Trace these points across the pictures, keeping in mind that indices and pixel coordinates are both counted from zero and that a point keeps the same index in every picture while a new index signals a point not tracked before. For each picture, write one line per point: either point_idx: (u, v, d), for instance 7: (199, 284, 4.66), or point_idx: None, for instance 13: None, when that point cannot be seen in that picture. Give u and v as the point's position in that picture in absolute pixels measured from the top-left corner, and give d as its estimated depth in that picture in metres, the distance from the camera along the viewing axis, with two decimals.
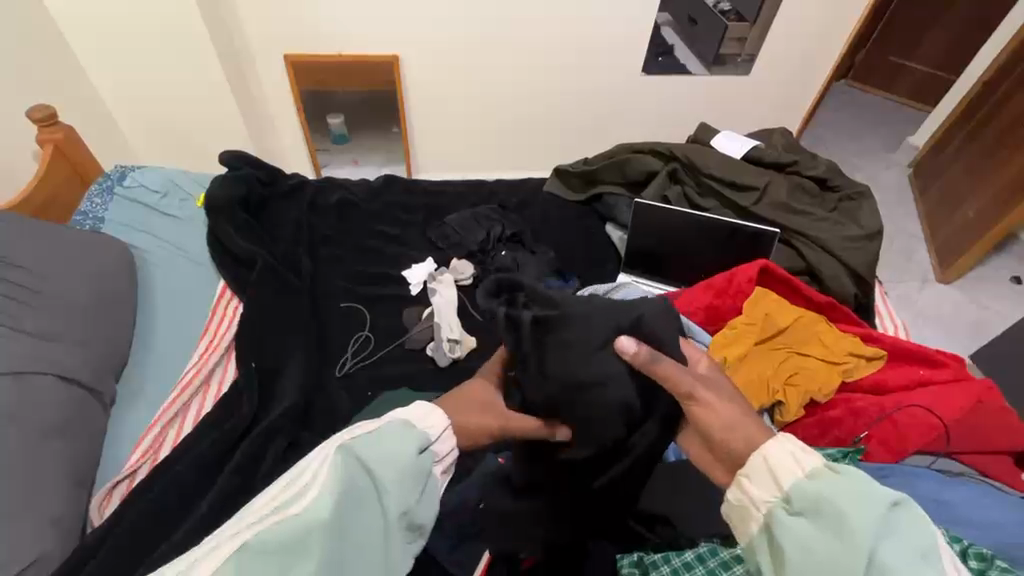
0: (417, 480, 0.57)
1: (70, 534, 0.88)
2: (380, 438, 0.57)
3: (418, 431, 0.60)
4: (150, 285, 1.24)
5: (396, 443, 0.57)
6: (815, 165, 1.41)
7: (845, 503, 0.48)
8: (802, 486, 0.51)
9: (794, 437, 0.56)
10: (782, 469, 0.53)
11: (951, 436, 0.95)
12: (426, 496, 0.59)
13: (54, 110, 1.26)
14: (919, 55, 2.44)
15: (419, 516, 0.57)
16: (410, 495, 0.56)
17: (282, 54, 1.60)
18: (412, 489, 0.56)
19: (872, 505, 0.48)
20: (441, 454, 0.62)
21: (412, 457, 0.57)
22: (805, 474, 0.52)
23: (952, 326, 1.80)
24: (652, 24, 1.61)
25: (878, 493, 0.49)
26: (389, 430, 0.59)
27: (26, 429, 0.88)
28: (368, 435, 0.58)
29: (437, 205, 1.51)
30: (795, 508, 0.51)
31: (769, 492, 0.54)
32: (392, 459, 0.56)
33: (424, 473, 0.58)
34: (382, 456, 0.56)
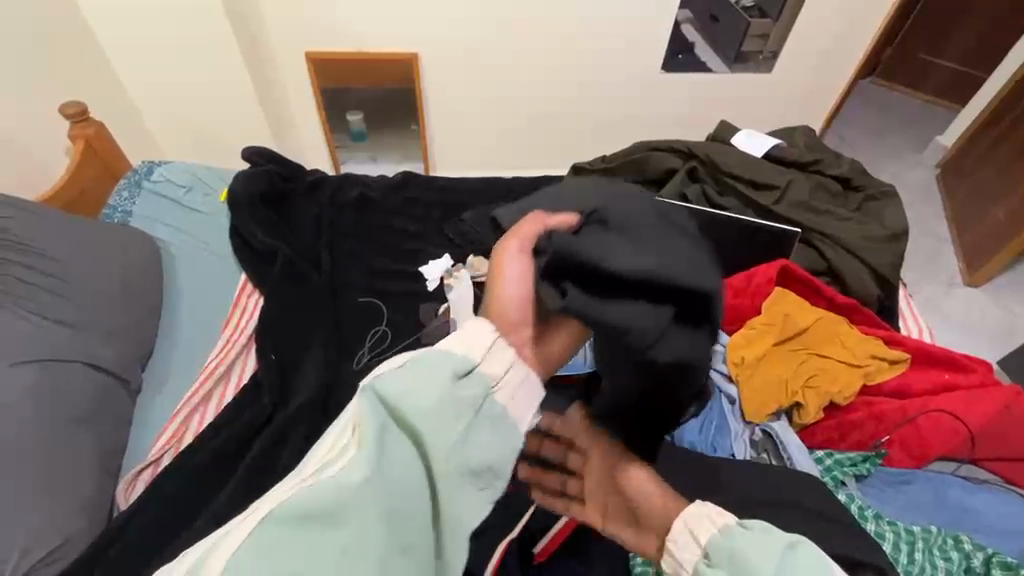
0: (459, 417, 0.47)
1: (97, 516, 0.91)
2: (410, 372, 0.48)
3: (458, 356, 0.49)
4: (174, 277, 1.27)
5: (428, 377, 0.47)
6: (838, 164, 1.39)
7: (752, 554, 0.48)
8: (716, 542, 0.51)
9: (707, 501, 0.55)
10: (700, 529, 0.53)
11: (976, 443, 0.94)
12: (485, 429, 0.49)
13: (85, 106, 1.31)
14: (947, 52, 2.37)
15: (480, 459, 0.48)
16: (453, 434, 0.47)
17: (303, 52, 1.63)
18: (456, 427, 0.47)
19: (767, 550, 0.48)
20: (498, 376, 0.51)
21: (448, 392, 0.47)
22: (717, 529, 0.52)
23: (979, 331, 1.76)
24: (672, 21, 1.60)
25: (772, 536, 0.49)
26: (419, 360, 0.49)
27: (55, 414, 0.91)
28: (397, 370, 0.48)
29: (454, 202, 1.52)
30: (714, 563, 0.50)
31: (692, 553, 0.52)
32: (423, 398, 0.47)
33: (472, 406, 0.48)
34: (410, 393, 0.47)
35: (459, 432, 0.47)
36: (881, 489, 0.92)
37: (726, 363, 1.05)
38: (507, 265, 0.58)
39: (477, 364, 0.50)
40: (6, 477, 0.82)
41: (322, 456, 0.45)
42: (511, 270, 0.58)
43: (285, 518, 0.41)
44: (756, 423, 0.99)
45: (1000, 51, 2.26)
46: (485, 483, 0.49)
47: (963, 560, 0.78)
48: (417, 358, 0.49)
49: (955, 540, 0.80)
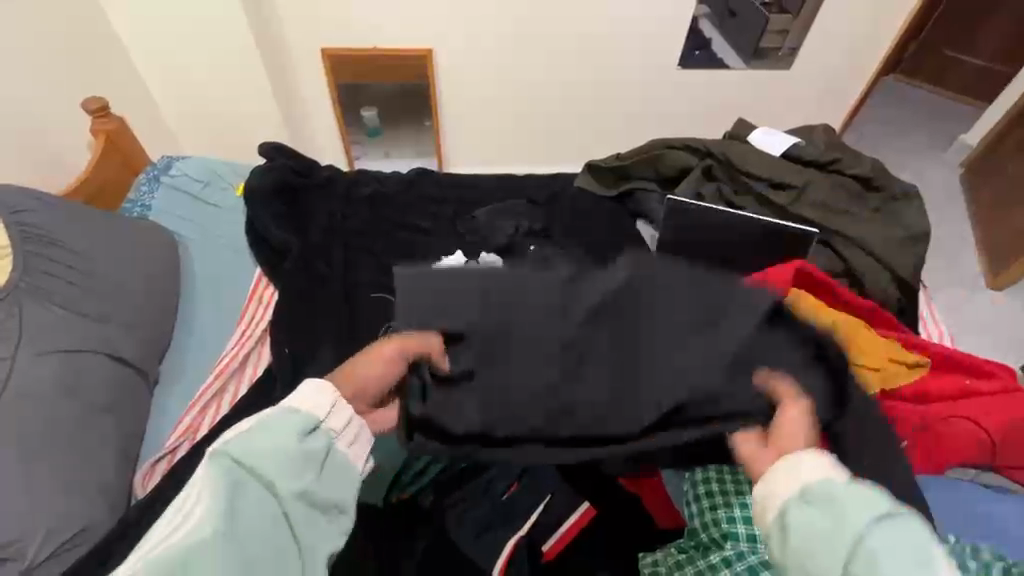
0: (309, 463, 0.59)
1: (116, 504, 0.93)
2: (253, 434, 0.59)
3: (302, 414, 0.61)
4: (191, 271, 1.29)
5: (275, 434, 0.59)
6: (859, 164, 1.35)
7: (852, 504, 0.54)
8: (814, 484, 0.56)
9: (815, 456, 0.58)
10: (804, 471, 0.57)
11: (998, 451, 0.92)
12: (331, 472, 0.61)
13: (107, 101, 1.33)
14: (974, 49, 2.31)
15: (328, 498, 0.60)
16: (305, 477, 0.58)
17: (320, 48, 1.64)
18: (305, 472, 0.59)
19: (867, 511, 0.53)
20: (339, 431, 0.63)
21: (295, 445, 0.59)
22: (808, 478, 0.56)
23: (1000, 335, 1.72)
24: (688, 15, 1.57)
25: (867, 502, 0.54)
26: (269, 422, 0.60)
27: (79, 404, 0.93)
28: (243, 436, 0.58)
29: (467, 198, 1.52)
30: (806, 501, 0.55)
31: (783, 489, 0.57)
32: (271, 452, 0.58)
33: (316, 454, 0.60)
34: (256, 451, 0.57)
35: (311, 476, 0.59)
36: None
37: None
38: (381, 364, 0.70)
39: (321, 420, 0.62)
40: (30, 465, 0.84)
41: (175, 518, 0.54)
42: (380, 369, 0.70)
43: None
44: None
45: None
46: (333, 518, 0.61)
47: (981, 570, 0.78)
48: (264, 419, 0.60)
49: (974, 550, 0.80)
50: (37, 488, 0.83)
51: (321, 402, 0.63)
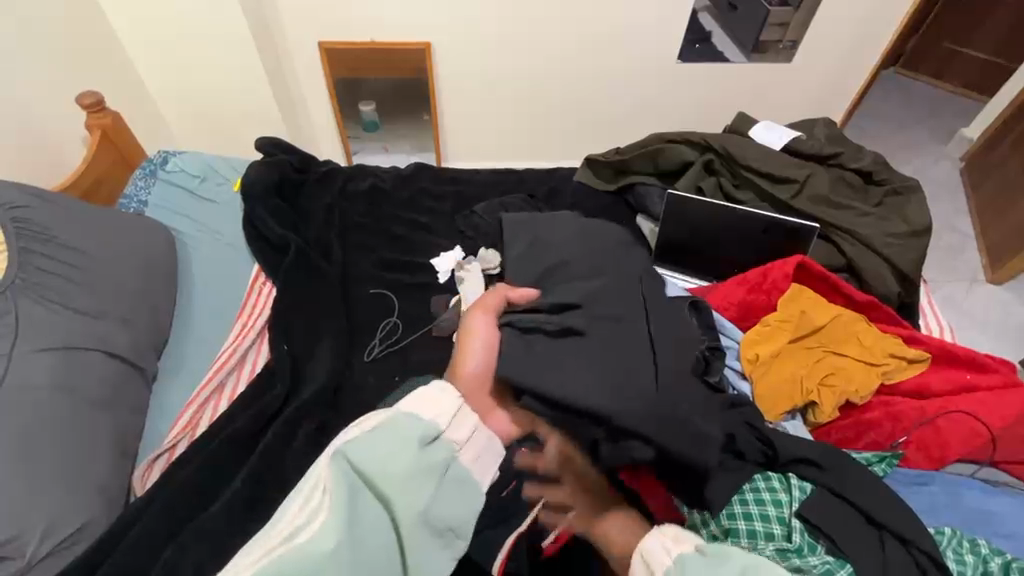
0: (429, 474, 0.60)
1: (116, 501, 0.93)
2: (378, 439, 0.60)
3: (426, 423, 0.62)
4: (189, 267, 1.28)
5: (397, 440, 0.60)
6: (860, 157, 1.35)
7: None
8: (668, 573, 0.55)
9: (666, 529, 0.61)
10: (656, 556, 0.58)
11: (999, 445, 0.92)
12: (449, 485, 0.61)
13: (100, 96, 1.31)
14: (975, 42, 2.30)
15: (443, 512, 0.60)
16: (424, 490, 0.59)
17: (316, 42, 1.62)
18: (424, 485, 0.59)
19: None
20: (461, 441, 0.64)
21: (417, 454, 0.60)
22: (671, 561, 0.56)
23: (1000, 330, 1.71)
24: (689, 8, 1.56)
25: (726, 560, 0.52)
26: (392, 427, 0.61)
27: (76, 402, 0.92)
28: (363, 440, 0.59)
29: (465, 194, 1.51)
30: None
31: None
32: (394, 460, 0.58)
33: (436, 466, 0.61)
34: (381, 458, 0.58)
35: (430, 490, 0.59)
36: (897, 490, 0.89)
37: (740, 360, 1.04)
38: (478, 344, 0.84)
39: (441, 431, 0.63)
40: (26, 463, 0.83)
41: (303, 517, 0.53)
42: (482, 349, 0.83)
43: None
44: (770, 421, 0.98)
45: None
46: (444, 534, 0.60)
47: (980, 563, 0.76)
48: (388, 425, 0.61)
49: (971, 543, 0.78)
50: (34, 488, 0.82)
51: (442, 413, 0.64)
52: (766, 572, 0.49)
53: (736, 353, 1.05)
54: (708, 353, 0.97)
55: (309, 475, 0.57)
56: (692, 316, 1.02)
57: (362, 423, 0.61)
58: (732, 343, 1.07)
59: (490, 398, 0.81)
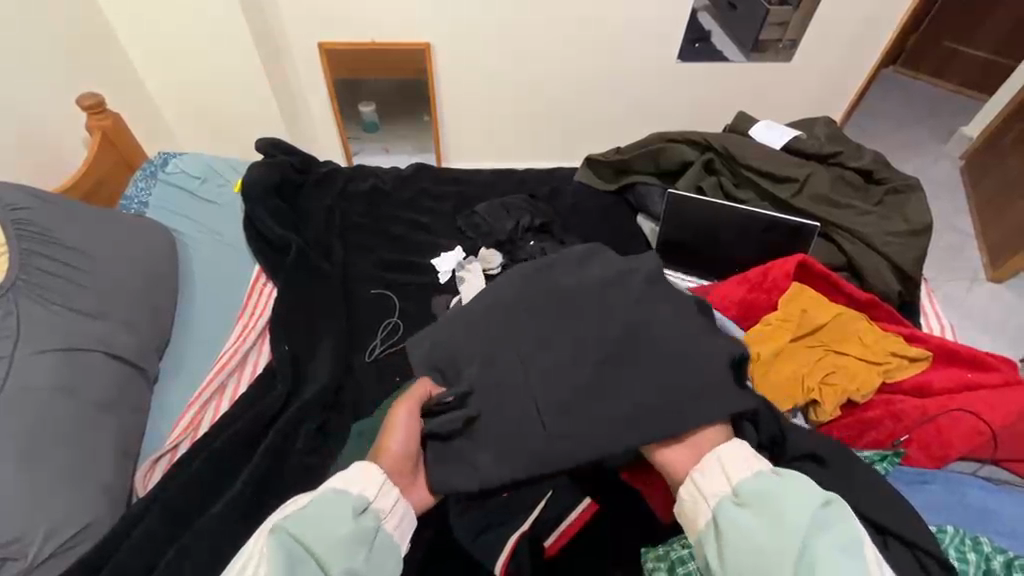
0: (360, 543, 0.60)
1: (118, 502, 0.93)
2: (308, 512, 0.60)
3: (354, 494, 0.63)
4: (190, 268, 1.28)
5: (331, 512, 0.61)
6: (860, 156, 1.36)
7: (784, 495, 0.58)
8: (747, 482, 0.61)
9: (742, 444, 0.66)
10: (736, 467, 0.63)
11: (1001, 443, 0.91)
12: (377, 555, 0.62)
13: (101, 97, 1.31)
14: (974, 41, 2.30)
15: None
16: (357, 558, 0.59)
17: (316, 43, 1.63)
18: (357, 552, 0.59)
19: (801, 498, 0.58)
20: (387, 509, 0.65)
21: (350, 522, 0.60)
22: (751, 473, 0.62)
23: (1000, 328, 1.71)
24: (688, 8, 1.56)
25: (808, 489, 0.59)
26: (322, 502, 0.61)
27: (79, 402, 0.93)
28: (296, 515, 0.60)
29: (466, 194, 1.51)
30: (741, 500, 0.60)
31: (718, 487, 0.62)
32: (327, 530, 0.59)
33: (368, 534, 0.61)
34: (313, 529, 0.58)
35: (362, 559, 0.59)
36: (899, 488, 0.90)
37: None
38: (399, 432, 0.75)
39: (370, 501, 0.64)
40: (28, 465, 0.83)
41: None
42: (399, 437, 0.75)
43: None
44: None
45: None
46: None
47: (982, 561, 0.76)
48: (319, 499, 0.62)
49: (974, 541, 0.78)
50: (36, 489, 0.82)
51: (369, 485, 0.65)
52: (844, 511, 0.58)
53: None
54: None
55: (242, 552, 0.56)
56: None
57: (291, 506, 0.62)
58: (733, 342, 1.07)
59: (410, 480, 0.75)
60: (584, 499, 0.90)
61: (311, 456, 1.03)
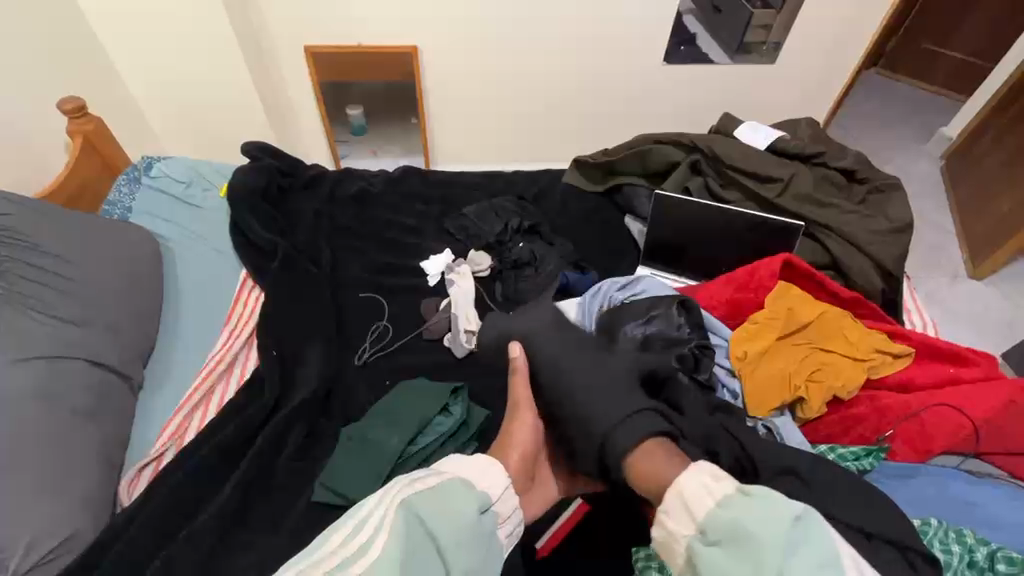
0: (480, 541, 0.59)
1: (102, 513, 0.91)
2: (437, 494, 0.61)
3: (479, 491, 0.63)
4: (176, 273, 1.26)
5: (457, 500, 0.60)
6: (842, 157, 1.38)
7: (753, 526, 0.51)
8: (713, 517, 0.53)
9: (704, 466, 0.57)
10: (694, 499, 0.55)
11: (982, 437, 0.93)
12: (486, 557, 0.60)
13: (83, 101, 1.29)
14: (953, 42, 2.35)
15: None
16: (471, 556, 0.58)
17: (302, 46, 1.62)
18: (473, 552, 0.58)
19: (773, 524, 0.50)
20: (503, 516, 0.64)
21: (472, 517, 0.59)
22: (716, 502, 0.54)
23: (982, 324, 1.75)
24: (673, 11, 1.57)
25: (779, 509, 0.51)
26: (450, 489, 0.61)
27: (61, 411, 0.91)
28: (429, 493, 0.60)
29: (454, 197, 1.51)
30: (710, 538, 0.53)
31: (685, 526, 0.55)
32: (451, 520, 0.58)
33: (484, 534, 0.60)
34: (438, 514, 0.58)
35: (475, 559, 0.58)
36: (883, 483, 0.92)
37: (729, 358, 1.05)
38: (525, 427, 0.78)
39: (492, 502, 0.63)
40: (10, 475, 0.82)
41: (360, 546, 0.54)
42: (525, 432, 0.78)
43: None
44: (760, 419, 0.99)
45: (1009, 39, 2.22)
46: None
47: (966, 553, 0.77)
48: (447, 485, 0.62)
49: (958, 533, 0.80)
50: (18, 499, 0.81)
51: (493, 485, 0.64)
52: (820, 527, 0.51)
53: (725, 351, 1.06)
54: (696, 350, 1.01)
55: (375, 506, 0.58)
56: (680, 315, 1.06)
57: (422, 480, 0.62)
58: (721, 341, 1.08)
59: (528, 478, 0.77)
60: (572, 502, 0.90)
61: (300, 462, 1.02)
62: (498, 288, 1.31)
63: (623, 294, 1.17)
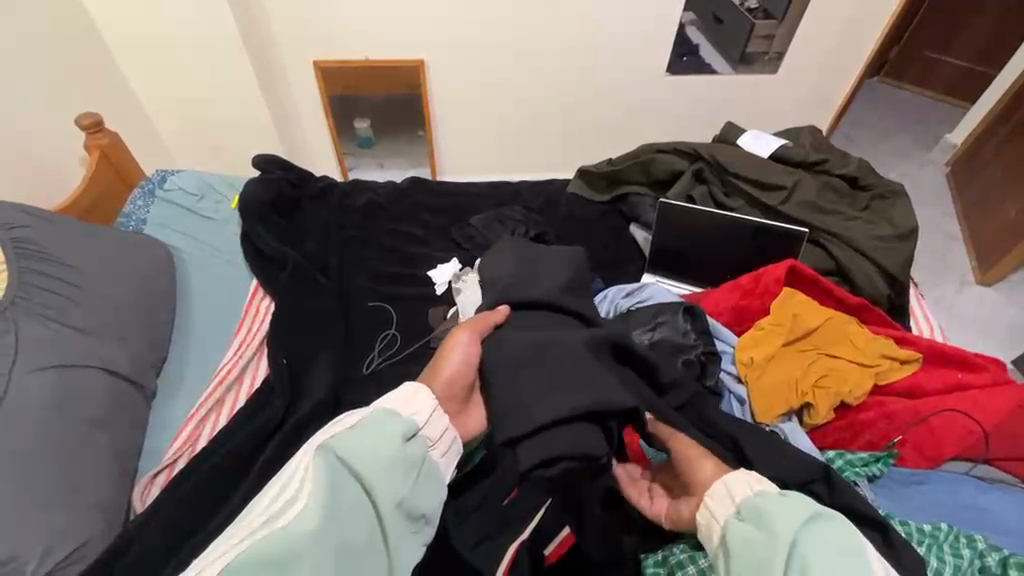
0: (407, 468, 0.64)
1: (114, 519, 0.92)
2: (358, 433, 0.64)
3: (403, 420, 0.67)
4: (187, 283, 1.29)
5: (378, 432, 0.65)
6: (846, 164, 1.39)
7: (779, 510, 0.60)
8: (749, 501, 0.64)
9: (753, 470, 0.68)
10: (738, 488, 0.66)
11: (992, 443, 0.93)
12: (423, 481, 0.67)
13: (99, 117, 1.33)
14: (954, 51, 2.37)
15: (417, 506, 0.65)
16: (403, 484, 0.64)
17: (311, 61, 1.66)
18: (401, 479, 0.63)
19: (795, 510, 0.60)
20: (434, 437, 0.70)
21: (397, 448, 0.64)
22: (754, 492, 0.65)
23: (992, 330, 1.74)
24: (674, 24, 1.61)
25: (804, 503, 0.61)
26: (374, 421, 0.66)
27: (76, 419, 0.93)
28: (347, 435, 0.64)
29: (461, 207, 1.53)
30: (743, 516, 0.63)
31: (725, 508, 0.66)
32: (375, 456, 0.63)
33: (412, 458, 0.65)
34: (361, 455, 0.63)
35: (407, 484, 0.64)
36: (891, 490, 0.91)
37: (735, 363, 1.05)
38: (458, 353, 0.83)
39: (419, 428, 0.68)
40: (27, 482, 0.83)
41: (285, 500, 0.59)
42: (460, 352, 0.84)
43: (256, 562, 0.54)
44: (766, 424, 0.99)
45: (1011, 46, 2.23)
46: (418, 527, 0.66)
47: (977, 558, 0.78)
48: (368, 421, 0.66)
49: (968, 538, 0.80)
50: (36, 504, 0.83)
51: (420, 411, 0.69)
52: (844, 526, 0.58)
53: (731, 357, 1.07)
54: (702, 356, 1.02)
55: (295, 463, 0.62)
56: (687, 322, 1.06)
57: (346, 420, 0.66)
58: (725, 348, 1.08)
59: (459, 402, 0.84)
60: (563, 528, 0.90)
61: None
62: None
63: (628, 302, 1.17)
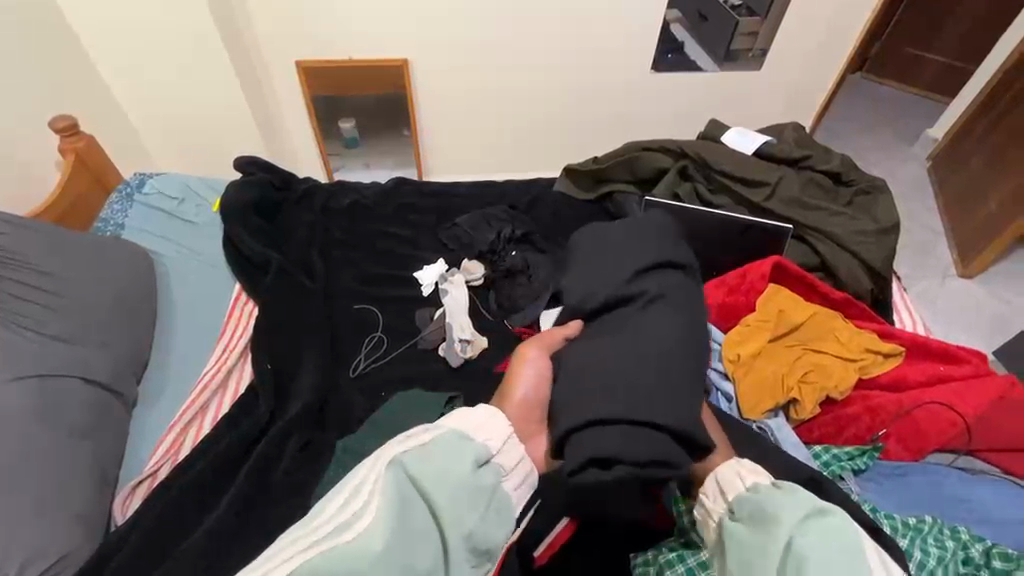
0: (478, 496, 0.57)
1: (95, 532, 0.90)
2: (432, 450, 0.58)
3: (476, 445, 0.61)
4: (169, 289, 1.26)
5: (452, 454, 0.58)
6: (829, 159, 1.40)
7: (774, 506, 0.55)
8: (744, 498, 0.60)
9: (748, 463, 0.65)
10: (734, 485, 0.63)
11: (974, 434, 0.94)
12: (493, 512, 0.58)
13: (74, 119, 1.30)
14: (935, 47, 2.39)
15: (485, 541, 0.56)
16: (472, 514, 0.55)
17: (295, 61, 1.63)
18: (473, 508, 0.56)
19: (791, 506, 0.55)
20: (508, 467, 0.63)
21: (470, 473, 0.57)
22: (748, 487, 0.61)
23: (975, 323, 1.76)
24: (659, 22, 1.61)
25: (804, 499, 0.55)
26: (447, 442, 0.59)
27: (55, 429, 0.91)
28: (419, 451, 0.57)
29: (448, 207, 1.52)
30: (737, 516, 0.59)
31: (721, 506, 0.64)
32: (448, 479, 0.56)
33: (486, 487, 0.58)
34: (434, 473, 0.56)
35: (478, 514, 0.56)
36: (878, 483, 0.92)
37: (722, 360, 1.06)
38: (530, 369, 0.83)
39: (491, 456, 0.62)
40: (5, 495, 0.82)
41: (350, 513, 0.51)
42: (531, 370, 0.83)
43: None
44: (753, 420, 1.00)
45: (990, 41, 2.26)
46: (481, 565, 0.57)
47: (961, 549, 0.79)
48: (441, 442, 0.59)
49: (952, 530, 0.81)
50: (14, 518, 0.81)
51: (493, 437, 0.63)
52: (841, 523, 0.52)
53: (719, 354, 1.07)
54: None
55: (362, 474, 0.55)
56: None
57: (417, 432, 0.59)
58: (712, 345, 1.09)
59: (539, 422, 0.81)
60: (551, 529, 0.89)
61: (296, 475, 1.02)
62: (493, 298, 1.32)
63: None
